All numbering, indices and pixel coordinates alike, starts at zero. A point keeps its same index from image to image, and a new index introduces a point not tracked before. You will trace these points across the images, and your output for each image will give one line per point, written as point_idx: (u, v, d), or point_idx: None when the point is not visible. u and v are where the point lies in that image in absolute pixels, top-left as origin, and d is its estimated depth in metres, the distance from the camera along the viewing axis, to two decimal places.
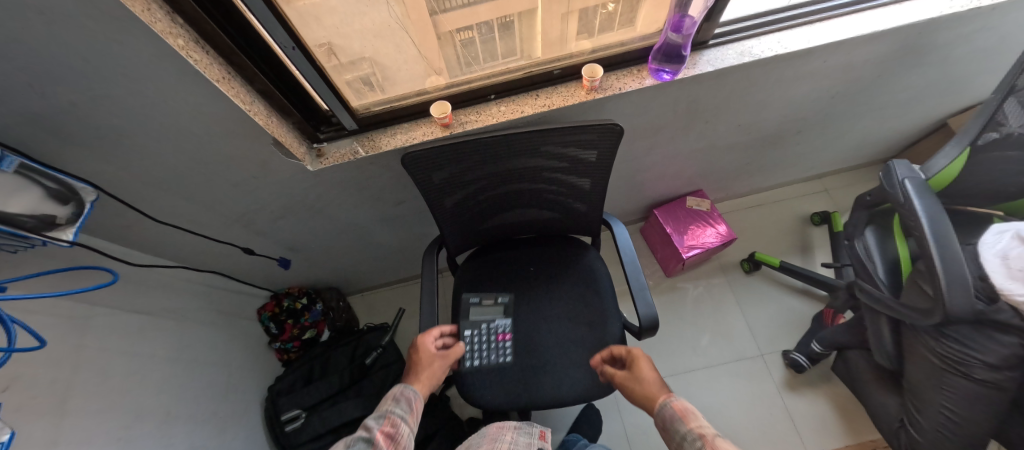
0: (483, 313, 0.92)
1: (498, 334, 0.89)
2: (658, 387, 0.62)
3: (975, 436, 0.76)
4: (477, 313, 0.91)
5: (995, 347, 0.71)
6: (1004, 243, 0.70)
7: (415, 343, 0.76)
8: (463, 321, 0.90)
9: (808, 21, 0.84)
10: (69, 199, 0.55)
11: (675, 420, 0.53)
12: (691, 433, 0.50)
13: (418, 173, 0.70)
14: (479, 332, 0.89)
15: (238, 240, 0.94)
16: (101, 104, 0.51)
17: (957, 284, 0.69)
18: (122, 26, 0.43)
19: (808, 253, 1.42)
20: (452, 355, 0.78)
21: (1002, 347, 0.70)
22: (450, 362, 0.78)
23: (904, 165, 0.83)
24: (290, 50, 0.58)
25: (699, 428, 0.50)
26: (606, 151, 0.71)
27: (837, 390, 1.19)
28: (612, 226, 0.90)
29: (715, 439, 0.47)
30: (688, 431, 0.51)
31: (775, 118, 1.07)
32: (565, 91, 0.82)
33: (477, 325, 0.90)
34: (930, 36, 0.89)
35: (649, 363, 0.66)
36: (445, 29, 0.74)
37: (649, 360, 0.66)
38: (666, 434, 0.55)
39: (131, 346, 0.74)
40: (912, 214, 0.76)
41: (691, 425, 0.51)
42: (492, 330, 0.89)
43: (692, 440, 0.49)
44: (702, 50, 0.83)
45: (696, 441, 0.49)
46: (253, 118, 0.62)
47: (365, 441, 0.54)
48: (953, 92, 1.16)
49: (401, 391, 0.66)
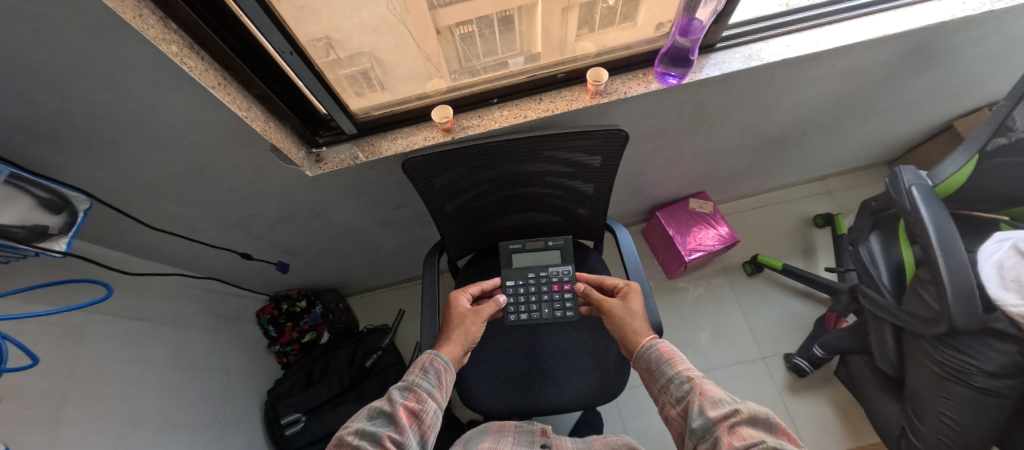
0: (534, 258, 0.83)
1: (553, 284, 0.80)
2: (644, 326, 0.66)
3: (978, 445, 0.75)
4: (526, 260, 0.82)
5: (993, 355, 0.69)
6: (1002, 252, 0.69)
7: (448, 299, 0.72)
8: (508, 269, 0.81)
9: (817, 24, 0.82)
10: (62, 208, 0.53)
11: (664, 362, 0.58)
12: (679, 377, 0.55)
13: (419, 178, 0.68)
14: (529, 282, 0.81)
15: (235, 245, 0.93)
16: (93, 113, 0.50)
17: (963, 293, 0.67)
18: (113, 34, 0.41)
19: (810, 256, 1.41)
20: (493, 307, 0.73)
21: (1000, 355, 0.69)
22: (485, 319, 0.72)
23: (911, 171, 0.81)
24: (287, 55, 0.57)
25: (688, 373, 0.55)
26: (610, 156, 0.70)
27: (839, 394, 1.18)
28: (615, 230, 0.89)
29: (702, 382, 0.53)
30: (674, 374, 0.56)
31: (780, 121, 1.06)
32: (569, 95, 0.80)
33: (526, 274, 0.81)
34: (940, 39, 0.88)
35: (639, 298, 0.69)
36: (443, 23, 0.71)
37: (638, 295, 0.70)
38: (648, 371, 0.60)
39: (128, 353, 0.73)
40: (919, 222, 0.74)
41: (678, 369, 0.56)
42: (548, 278, 0.81)
43: (680, 383, 0.55)
44: (709, 53, 0.82)
45: (685, 385, 0.54)
46: (250, 124, 0.61)
47: (386, 416, 0.53)
48: (961, 94, 1.14)
49: (430, 360, 0.61)
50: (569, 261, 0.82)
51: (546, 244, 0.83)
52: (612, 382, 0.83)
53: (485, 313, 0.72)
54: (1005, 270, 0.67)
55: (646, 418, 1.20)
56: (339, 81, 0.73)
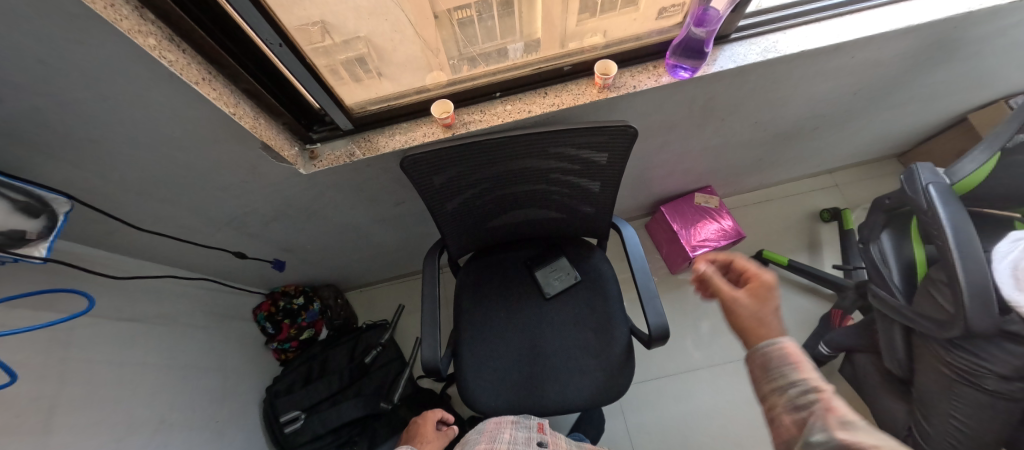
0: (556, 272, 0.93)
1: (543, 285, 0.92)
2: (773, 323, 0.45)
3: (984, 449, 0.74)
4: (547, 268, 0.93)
5: (1006, 358, 0.67)
6: (1016, 254, 0.65)
7: (423, 415, 0.80)
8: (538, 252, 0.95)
9: (837, 13, 0.78)
10: (41, 211, 0.50)
11: (788, 363, 0.39)
12: (803, 385, 0.37)
13: (418, 176, 0.65)
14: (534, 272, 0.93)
15: (228, 243, 0.91)
16: (67, 112, 0.46)
17: (980, 296, 0.64)
18: (81, 26, 0.38)
19: (816, 251, 1.39)
20: (442, 441, 0.76)
21: (1013, 357, 0.66)
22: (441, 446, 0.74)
23: (928, 168, 0.76)
24: (275, 47, 0.53)
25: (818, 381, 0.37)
26: (619, 153, 0.66)
27: (841, 391, 1.18)
28: (620, 229, 0.86)
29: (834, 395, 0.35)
30: (798, 381, 0.38)
31: (791, 115, 1.02)
32: (575, 89, 0.76)
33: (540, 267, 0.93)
34: (965, 30, 0.83)
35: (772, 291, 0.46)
36: (441, 7, 0.67)
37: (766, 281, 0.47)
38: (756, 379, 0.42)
39: (121, 355, 0.71)
40: (934, 221, 0.70)
41: (805, 375, 0.38)
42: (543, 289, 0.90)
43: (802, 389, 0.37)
44: (723, 45, 0.78)
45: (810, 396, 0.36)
46: (238, 121, 0.57)
47: None
48: (980, 86, 1.10)
49: None
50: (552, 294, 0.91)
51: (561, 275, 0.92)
52: (616, 383, 0.81)
53: (427, 446, 0.74)
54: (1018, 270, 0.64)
55: (648, 414, 1.20)
56: (335, 67, 0.69)
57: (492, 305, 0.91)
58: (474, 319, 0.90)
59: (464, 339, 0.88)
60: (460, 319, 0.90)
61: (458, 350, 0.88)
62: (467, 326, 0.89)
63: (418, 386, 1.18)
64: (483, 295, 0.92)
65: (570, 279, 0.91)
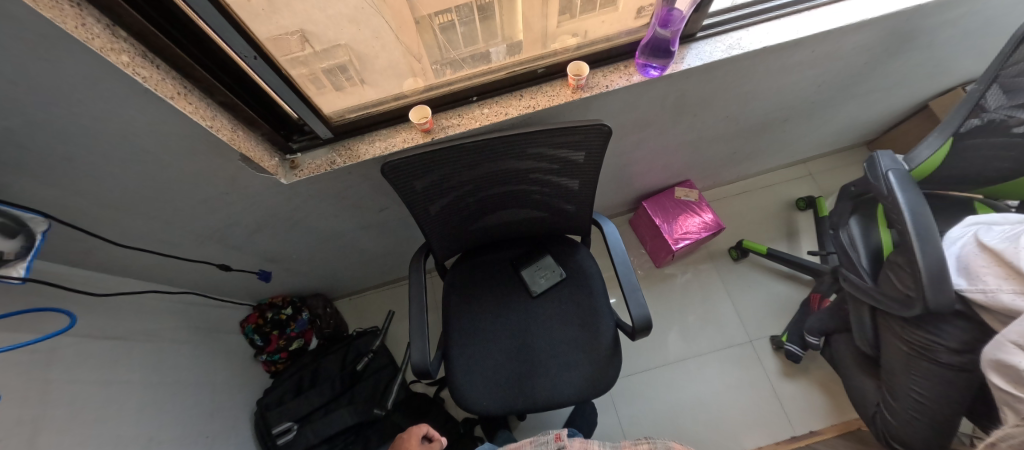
0: (540, 270, 0.94)
1: (528, 280, 0.93)
2: None
3: (945, 428, 0.76)
4: (535, 267, 0.94)
5: (956, 332, 0.70)
6: (959, 245, 0.70)
7: (410, 429, 0.74)
8: (528, 248, 0.98)
9: (795, 10, 0.82)
10: (17, 231, 0.49)
11: None
12: None
13: (400, 181, 0.65)
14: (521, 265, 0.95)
15: (212, 257, 0.91)
16: (43, 131, 0.47)
17: (938, 279, 0.65)
18: (51, 43, 0.38)
19: (794, 238, 1.43)
20: None
21: (961, 332, 0.70)
22: None
23: (887, 155, 0.79)
24: (250, 59, 0.54)
25: None
26: (595, 151, 0.68)
27: (824, 373, 1.22)
28: (602, 225, 0.87)
29: None
30: None
31: (762, 108, 1.06)
32: (550, 90, 0.79)
33: (529, 262, 0.95)
34: (916, 23, 0.88)
35: None
36: (422, 13, 0.69)
37: None
38: None
39: (105, 374, 0.70)
40: (895, 207, 0.72)
41: None
42: (530, 281, 0.93)
43: None
44: (690, 43, 0.81)
45: None
46: (216, 133, 0.59)
47: None
48: (937, 75, 1.16)
49: None
50: (534, 292, 0.92)
51: (546, 274, 0.93)
52: (603, 376, 0.83)
53: None
54: (961, 254, 0.69)
55: (639, 405, 1.22)
56: (316, 76, 0.70)
57: (480, 306, 0.92)
58: (462, 320, 0.91)
59: (454, 340, 0.89)
60: (448, 322, 0.91)
61: (448, 351, 0.89)
62: (456, 328, 0.90)
63: (410, 390, 1.19)
64: (471, 296, 0.94)
65: (555, 277, 0.93)
